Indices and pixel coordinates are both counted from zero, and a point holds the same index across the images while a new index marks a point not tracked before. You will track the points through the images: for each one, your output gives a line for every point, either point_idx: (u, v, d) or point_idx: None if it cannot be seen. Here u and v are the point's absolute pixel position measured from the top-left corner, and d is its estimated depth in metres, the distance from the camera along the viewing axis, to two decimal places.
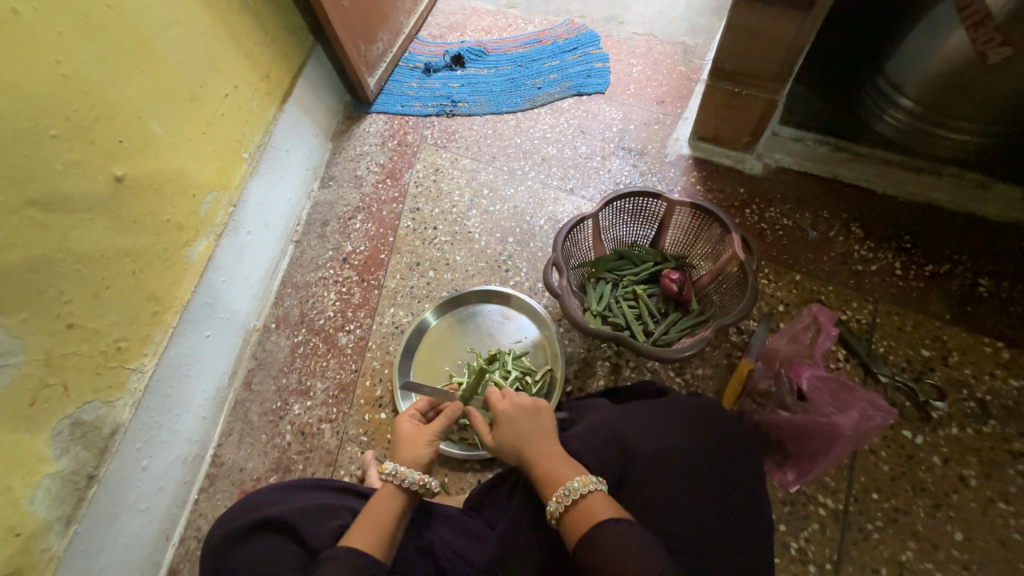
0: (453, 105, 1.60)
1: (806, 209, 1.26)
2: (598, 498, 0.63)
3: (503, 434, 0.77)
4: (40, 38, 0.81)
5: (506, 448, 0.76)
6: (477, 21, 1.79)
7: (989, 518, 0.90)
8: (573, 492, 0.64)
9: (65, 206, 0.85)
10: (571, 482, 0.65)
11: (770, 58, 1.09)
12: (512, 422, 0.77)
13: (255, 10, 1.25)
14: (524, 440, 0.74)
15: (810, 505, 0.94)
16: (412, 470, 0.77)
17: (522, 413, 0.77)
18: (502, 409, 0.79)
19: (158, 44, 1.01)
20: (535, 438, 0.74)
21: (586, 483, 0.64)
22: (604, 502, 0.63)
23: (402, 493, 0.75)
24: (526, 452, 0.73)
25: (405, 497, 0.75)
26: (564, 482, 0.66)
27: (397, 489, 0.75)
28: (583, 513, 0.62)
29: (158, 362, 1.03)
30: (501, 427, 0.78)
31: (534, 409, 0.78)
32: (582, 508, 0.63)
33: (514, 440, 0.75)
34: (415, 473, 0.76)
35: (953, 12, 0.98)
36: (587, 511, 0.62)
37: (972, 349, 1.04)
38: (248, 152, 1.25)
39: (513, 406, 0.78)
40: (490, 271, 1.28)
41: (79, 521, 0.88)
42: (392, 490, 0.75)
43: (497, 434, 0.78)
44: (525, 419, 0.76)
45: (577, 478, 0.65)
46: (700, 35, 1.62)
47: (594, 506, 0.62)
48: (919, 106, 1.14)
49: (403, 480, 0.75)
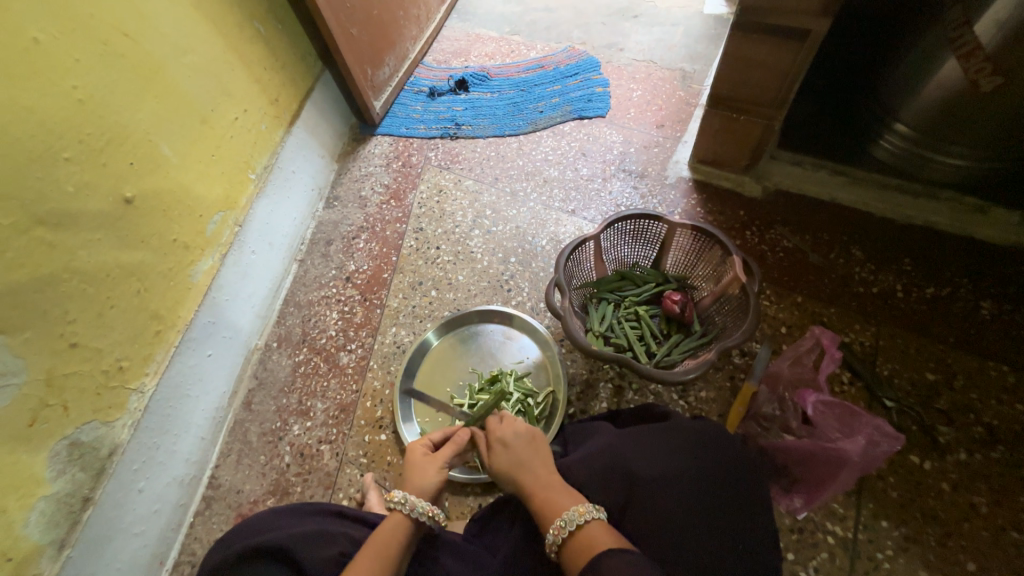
0: (457, 128, 1.64)
1: (806, 231, 1.27)
2: (598, 527, 0.62)
3: (501, 461, 0.75)
4: (59, 65, 0.84)
5: (504, 476, 0.74)
6: (481, 47, 1.85)
7: (1001, 548, 0.88)
8: (570, 523, 0.63)
9: (75, 226, 0.86)
10: (568, 513, 0.64)
11: (767, 85, 1.11)
12: (509, 449, 0.75)
13: (267, 37, 1.29)
14: (523, 467, 0.73)
15: (818, 533, 0.92)
16: (421, 500, 0.76)
17: (519, 440, 0.76)
18: (499, 435, 0.78)
19: (172, 70, 1.04)
20: (534, 465, 0.73)
21: (584, 512, 0.63)
22: (605, 531, 0.62)
23: (410, 522, 0.74)
24: (524, 479, 0.72)
25: (413, 527, 0.74)
26: (561, 513, 0.65)
27: (406, 518, 0.74)
28: (584, 544, 0.61)
29: (159, 381, 1.03)
30: (498, 454, 0.76)
31: (529, 436, 0.77)
32: (582, 537, 0.62)
33: (511, 467, 0.74)
34: (424, 504, 0.75)
35: (944, 42, 1.01)
36: (587, 541, 0.61)
37: (976, 372, 1.04)
38: (255, 173, 1.28)
39: (510, 432, 0.77)
40: (493, 291, 1.29)
41: (72, 545, 0.86)
42: (401, 519, 0.74)
43: (495, 461, 0.76)
44: (523, 446, 0.75)
45: (575, 507, 0.64)
46: (698, 62, 1.66)
47: (594, 536, 0.62)
48: (914, 131, 1.16)
49: (411, 510, 0.74)
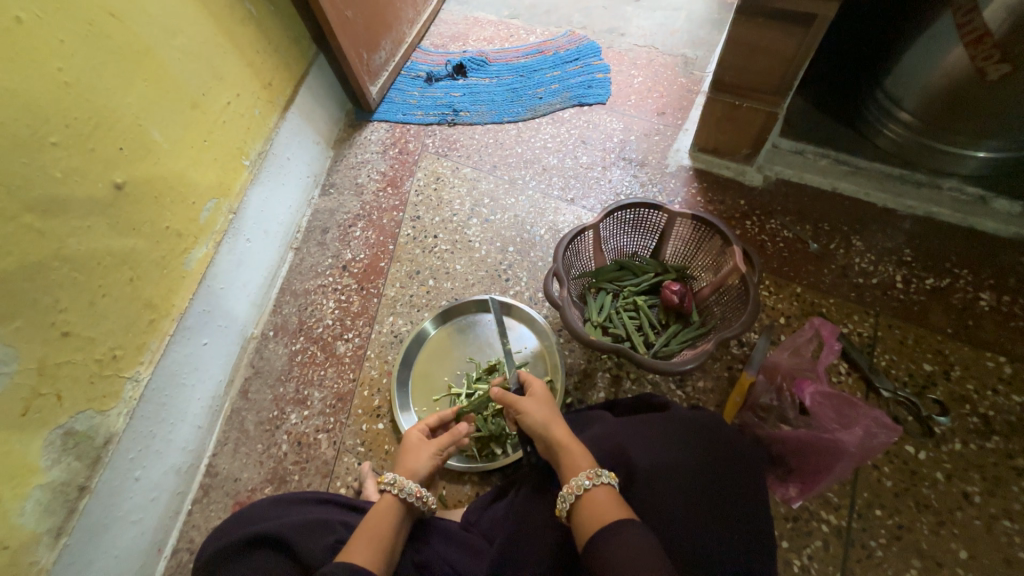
0: (455, 114, 1.61)
1: (806, 221, 1.26)
2: (612, 493, 0.63)
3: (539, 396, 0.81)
4: (44, 46, 0.81)
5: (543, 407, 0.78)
6: (480, 31, 1.81)
7: (993, 537, 0.89)
8: (578, 488, 0.63)
9: (64, 213, 0.85)
10: (575, 479, 0.64)
11: (771, 72, 1.09)
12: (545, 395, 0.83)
13: (259, 19, 1.26)
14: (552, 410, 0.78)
15: (812, 522, 0.93)
16: (411, 482, 0.77)
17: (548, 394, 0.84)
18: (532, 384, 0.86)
19: (162, 53, 1.01)
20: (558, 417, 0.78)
21: (594, 477, 0.63)
22: (617, 498, 0.62)
23: (400, 504, 0.75)
24: (553, 426, 0.74)
25: (402, 508, 0.75)
26: (572, 477, 0.65)
27: (395, 500, 0.75)
28: (592, 508, 0.61)
29: (154, 370, 1.02)
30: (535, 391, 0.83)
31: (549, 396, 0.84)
32: (593, 500, 0.62)
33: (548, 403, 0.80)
34: (413, 485, 0.77)
35: (951, 29, 0.99)
36: (597, 504, 0.62)
37: (974, 363, 1.04)
38: (249, 159, 1.25)
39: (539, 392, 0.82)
40: (490, 280, 1.28)
41: (68, 533, 0.86)
42: (391, 502, 0.75)
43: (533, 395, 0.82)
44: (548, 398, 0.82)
45: (584, 472, 0.65)
46: (701, 47, 1.63)
47: (604, 501, 0.62)
48: (917, 119, 1.15)
49: (400, 490, 0.75)
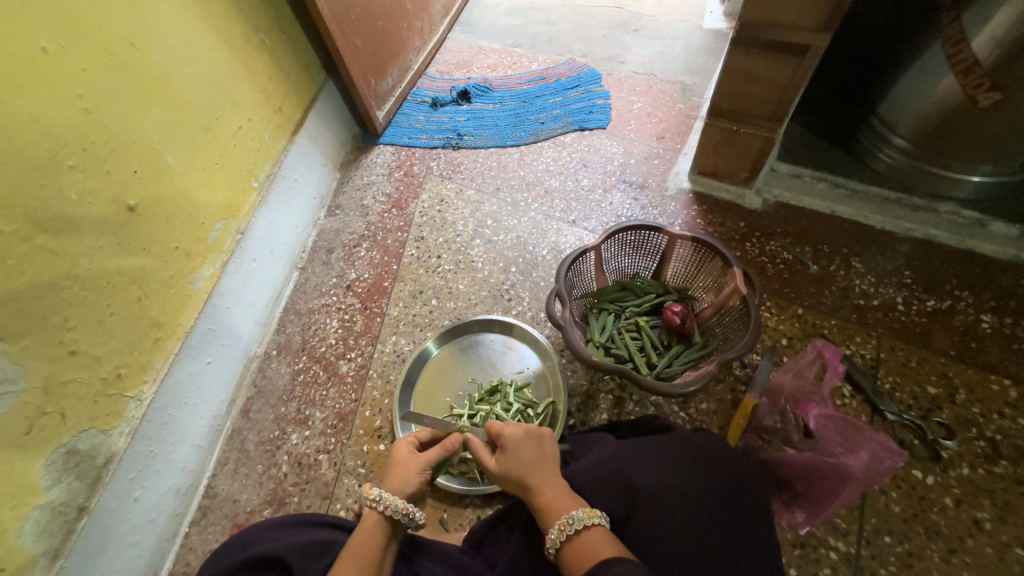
0: (459, 138, 1.65)
1: (805, 243, 1.27)
2: (593, 534, 0.62)
3: (509, 461, 0.73)
4: (67, 75, 0.85)
5: (513, 474, 0.73)
6: (484, 58, 1.87)
7: (1006, 565, 0.87)
8: (556, 539, 0.63)
9: (78, 233, 0.87)
10: (552, 531, 0.63)
11: (766, 99, 1.12)
12: (518, 449, 0.74)
13: (272, 48, 1.31)
14: (531, 467, 0.72)
15: (820, 549, 0.91)
16: (397, 497, 0.75)
17: (527, 439, 0.75)
18: (507, 436, 0.76)
19: (178, 80, 1.06)
20: (542, 465, 0.72)
21: (568, 525, 0.62)
22: (598, 538, 0.61)
23: (386, 521, 0.74)
24: (532, 473, 0.71)
25: (388, 525, 0.74)
26: (550, 526, 0.64)
27: (381, 517, 0.74)
28: (575, 554, 0.61)
29: (157, 389, 1.02)
30: (506, 453, 0.75)
31: (536, 435, 0.76)
32: (575, 544, 0.61)
33: (521, 465, 0.72)
34: (399, 501, 0.74)
35: (940, 58, 1.03)
36: (580, 550, 0.61)
37: (978, 386, 1.03)
38: (258, 181, 1.29)
39: (518, 432, 0.76)
40: (493, 301, 1.29)
41: (65, 555, 0.85)
42: (376, 519, 0.73)
43: (502, 460, 0.75)
44: (528, 446, 0.74)
45: (559, 521, 0.63)
46: (698, 75, 1.68)
47: (586, 544, 0.61)
48: (912, 145, 1.18)
49: (387, 507, 0.74)
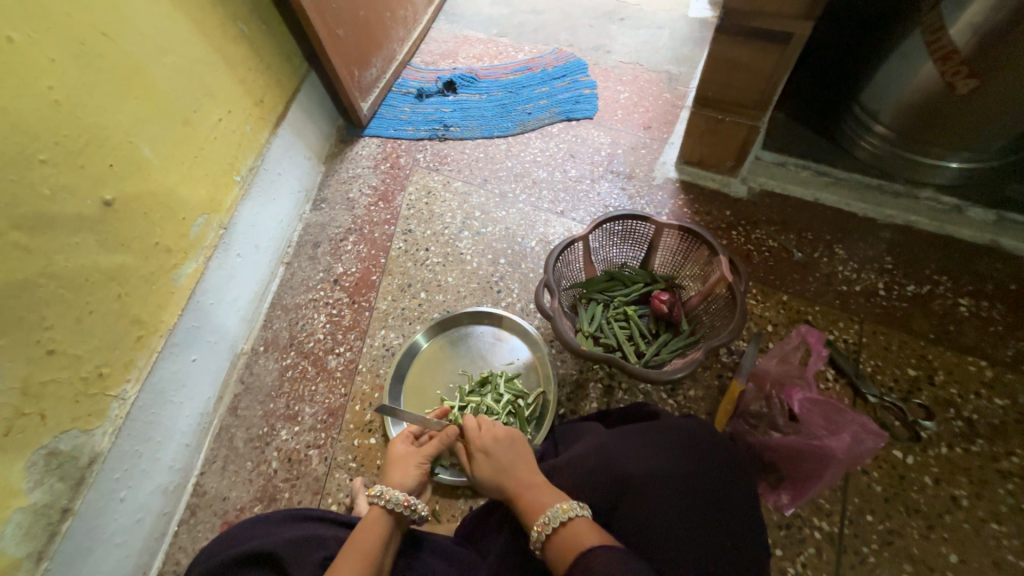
0: (445, 129, 1.63)
1: (790, 231, 1.29)
2: (572, 527, 0.62)
3: (482, 469, 0.75)
4: (35, 66, 0.82)
5: (488, 481, 0.74)
6: (469, 48, 1.85)
7: (982, 540, 0.90)
8: (537, 539, 0.63)
9: (53, 229, 0.85)
10: (533, 532, 0.64)
11: (751, 87, 1.13)
12: (490, 456, 0.75)
13: (251, 38, 1.28)
14: (507, 471, 0.72)
15: (805, 529, 0.93)
16: (398, 491, 0.76)
17: (498, 445, 0.76)
18: (479, 443, 0.77)
19: (154, 71, 1.03)
20: (518, 467, 0.73)
21: (546, 525, 0.63)
22: (578, 529, 0.62)
23: (388, 515, 0.74)
24: (509, 478, 0.72)
25: (392, 519, 0.74)
26: (532, 526, 0.65)
27: (384, 511, 0.74)
28: (558, 550, 0.62)
29: (141, 388, 1.00)
30: (479, 461, 0.76)
31: (508, 439, 0.76)
32: (557, 541, 0.62)
33: (495, 471, 0.73)
34: (400, 494, 0.75)
35: (920, 46, 1.04)
36: (562, 545, 0.61)
37: (956, 368, 1.06)
38: (241, 175, 1.26)
39: (490, 438, 0.77)
40: (482, 292, 1.29)
41: (50, 557, 0.84)
42: (379, 513, 0.74)
43: (477, 468, 0.76)
44: (503, 451, 0.75)
45: (538, 522, 0.64)
46: (684, 64, 1.68)
47: (567, 538, 0.62)
48: (893, 132, 1.20)
49: (388, 501, 0.74)
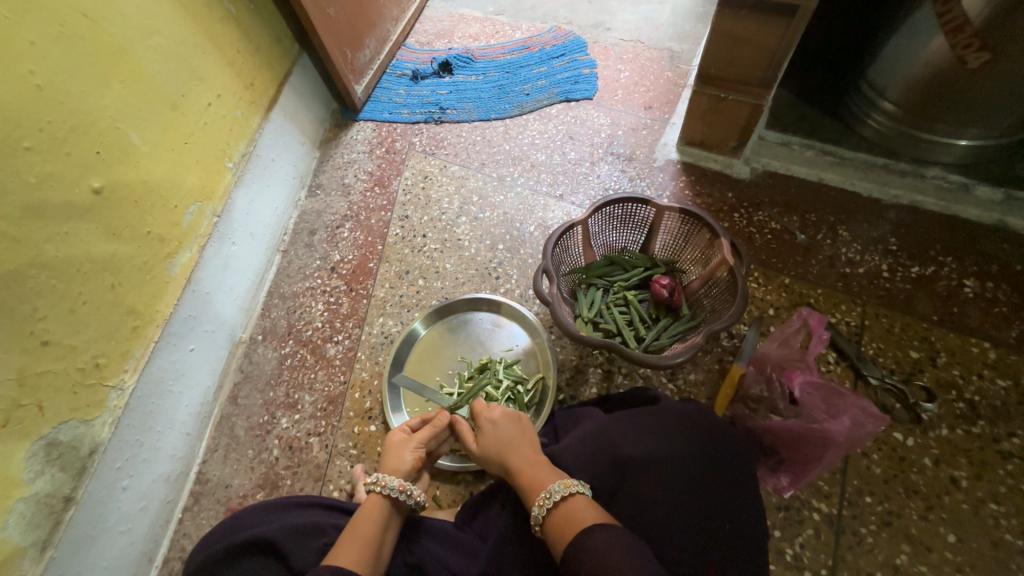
0: (441, 112, 1.59)
1: (793, 212, 1.26)
2: (571, 503, 0.62)
3: (486, 442, 0.75)
4: (13, 48, 0.79)
5: (490, 454, 0.75)
6: (465, 28, 1.79)
7: (981, 520, 0.90)
8: (538, 515, 0.63)
9: (41, 219, 0.83)
10: (533, 509, 0.64)
11: (755, 64, 1.09)
12: (496, 428, 0.75)
13: (239, 18, 1.24)
14: (506, 448, 0.73)
15: (804, 511, 0.93)
16: (393, 477, 0.76)
17: (505, 420, 0.76)
18: (487, 415, 0.78)
19: (138, 53, 0.99)
20: (519, 445, 0.73)
21: (546, 500, 0.63)
22: (576, 507, 0.62)
23: (385, 501, 0.74)
24: (511, 454, 0.72)
25: (389, 506, 0.74)
26: (533, 504, 0.65)
27: (381, 498, 0.74)
28: (557, 526, 0.61)
29: (138, 378, 1.00)
30: (485, 432, 0.76)
31: (514, 416, 0.77)
32: (556, 516, 0.62)
33: (498, 444, 0.74)
34: (395, 480, 0.75)
35: (931, 18, 1.00)
36: (561, 521, 0.61)
37: (959, 349, 1.05)
38: (233, 161, 1.23)
39: (497, 413, 0.77)
40: (481, 279, 1.27)
41: (55, 545, 0.85)
42: (375, 500, 0.74)
43: (481, 440, 0.76)
44: (507, 427, 0.75)
45: (539, 498, 0.64)
46: (686, 41, 1.63)
47: (565, 516, 0.61)
48: (901, 110, 1.16)
49: (384, 488, 0.74)
